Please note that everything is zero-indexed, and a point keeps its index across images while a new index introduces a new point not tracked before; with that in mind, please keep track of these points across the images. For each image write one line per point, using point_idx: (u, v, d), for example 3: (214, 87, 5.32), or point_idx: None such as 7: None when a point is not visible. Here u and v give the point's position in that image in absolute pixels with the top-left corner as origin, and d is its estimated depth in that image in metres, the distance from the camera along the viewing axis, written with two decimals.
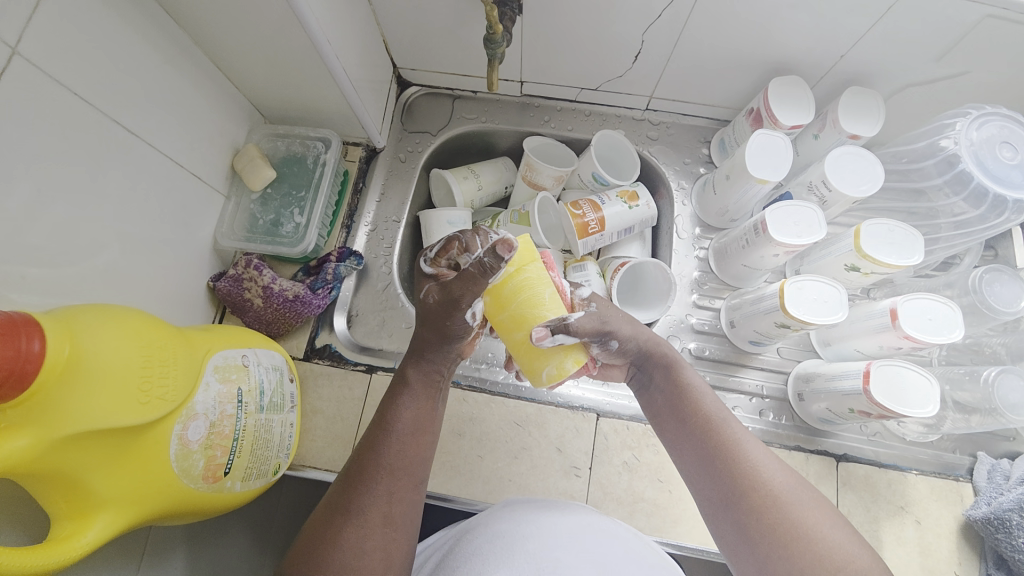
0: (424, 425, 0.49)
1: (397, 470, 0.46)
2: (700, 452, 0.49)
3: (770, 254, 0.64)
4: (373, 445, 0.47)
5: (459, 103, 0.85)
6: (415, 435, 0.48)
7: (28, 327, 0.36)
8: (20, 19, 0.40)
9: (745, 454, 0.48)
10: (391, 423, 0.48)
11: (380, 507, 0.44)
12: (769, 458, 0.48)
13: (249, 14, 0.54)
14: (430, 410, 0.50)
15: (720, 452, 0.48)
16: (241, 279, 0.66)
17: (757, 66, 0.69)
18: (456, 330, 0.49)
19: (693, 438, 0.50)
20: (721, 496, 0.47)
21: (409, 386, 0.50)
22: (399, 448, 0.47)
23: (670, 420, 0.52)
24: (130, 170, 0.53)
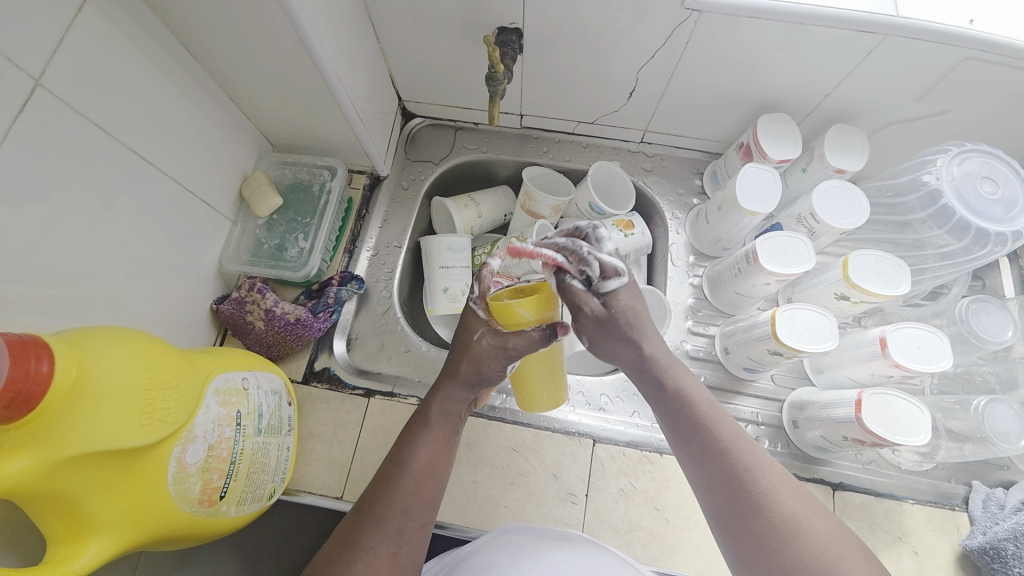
0: (439, 465, 0.49)
1: (409, 510, 0.47)
2: (714, 467, 0.47)
3: (762, 282, 0.66)
4: (389, 483, 0.47)
5: (461, 134, 0.88)
6: (428, 477, 0.48)
7: (38, 349, 0.37)
8: (46, 54, 0.43)
9: (753, 464, 0.47)
10: (407, 461, 0.48)
11: (386, 548, 0.45)
12: (779, 470, 0.47)
13: (262, 50, 0.58)
14: (445, 452, 0.51)
15: (733, 465, 0.47)
16: (244, 302, 0.67)
17: (746, 103, 0.72)
18: (473, 362, 0.52)
19: (704, 452, 0.48)
20: (733, 512, 0.46)
21: (426, 427, 0.51)
22: (415, 489, 0.47)
23: (675, 426, 0.50)
24: (140, 195, 0.55)
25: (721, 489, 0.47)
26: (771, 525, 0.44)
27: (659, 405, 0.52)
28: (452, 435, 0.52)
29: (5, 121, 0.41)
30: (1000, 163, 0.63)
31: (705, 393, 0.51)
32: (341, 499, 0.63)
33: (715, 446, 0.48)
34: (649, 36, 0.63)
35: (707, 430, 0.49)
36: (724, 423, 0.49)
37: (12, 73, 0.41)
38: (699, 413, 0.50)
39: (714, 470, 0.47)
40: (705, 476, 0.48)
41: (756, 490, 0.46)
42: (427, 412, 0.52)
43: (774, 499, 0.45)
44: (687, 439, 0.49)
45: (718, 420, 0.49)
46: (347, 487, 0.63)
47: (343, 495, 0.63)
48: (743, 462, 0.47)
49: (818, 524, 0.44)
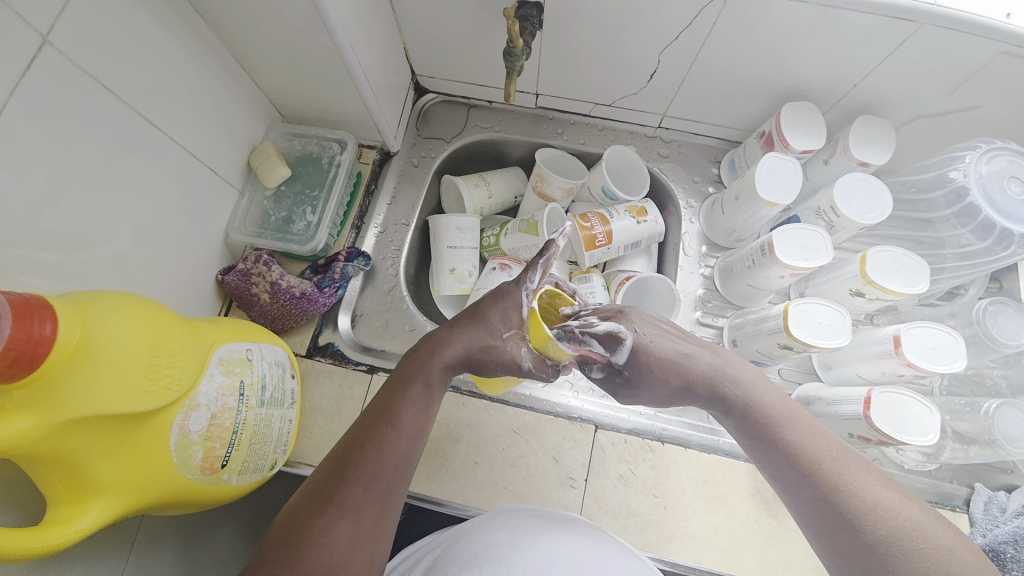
0: (421, 426, 0.49)
1: (388, 469, 0.47)
2: (798, 476, 0.45)
3: (776, 275, 0.65)
4: (372, 441, 0.47)
5: (474, 112, 0.86)
6: (409, 437, 0.48)
7: (42, 310, 0.36)
8: (53, 9, 0.41)
9: (844, 468, 0.44)
10: (392, 420, 0.48)
11: (365, 506, 0.45)
12: (879, 479, 0.44)
13: (275, 16, 0.56)
14: (428, 414, 0.51)
15: (822, 471, 0.44)
16: (250, 273, 0.66)
17: (771, 90, 0.70)
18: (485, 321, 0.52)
19: (786, 462, 0.46)
20: (828, 522, 0.43)
21: (412, 386, 0.50)
22: (395, 448, 0.47)
23: (752, 436, 0.48)
24: (148, 160, 0.54)
25: (813, 500, 0.44)
26: (877, 535, 0.41)
27: (733, 416, 0.50)
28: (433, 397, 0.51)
29: (12, 78, 0.39)
30: None
31: (780, 398, 0.49)
32: None
33: (799, 454, 0.45)
34: (675, 16, 0.61)
35: (789, 439, 0.46)
36: (806, 429, 0.47)
37: (19, 28, 0.39)
38: (779, 420, 0.47)
39: (804, 482, 0.44)
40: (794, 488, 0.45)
41: (852, 498, 0.42)
42: (426, 369, 0.51)
43: (875, 507, 0.42)
44: (765, 449, 0.47)
45: (799, 427, 0.47)
46: None
47: None
48: (835, 470, 0.44)
49: (936, 534, 0.41)
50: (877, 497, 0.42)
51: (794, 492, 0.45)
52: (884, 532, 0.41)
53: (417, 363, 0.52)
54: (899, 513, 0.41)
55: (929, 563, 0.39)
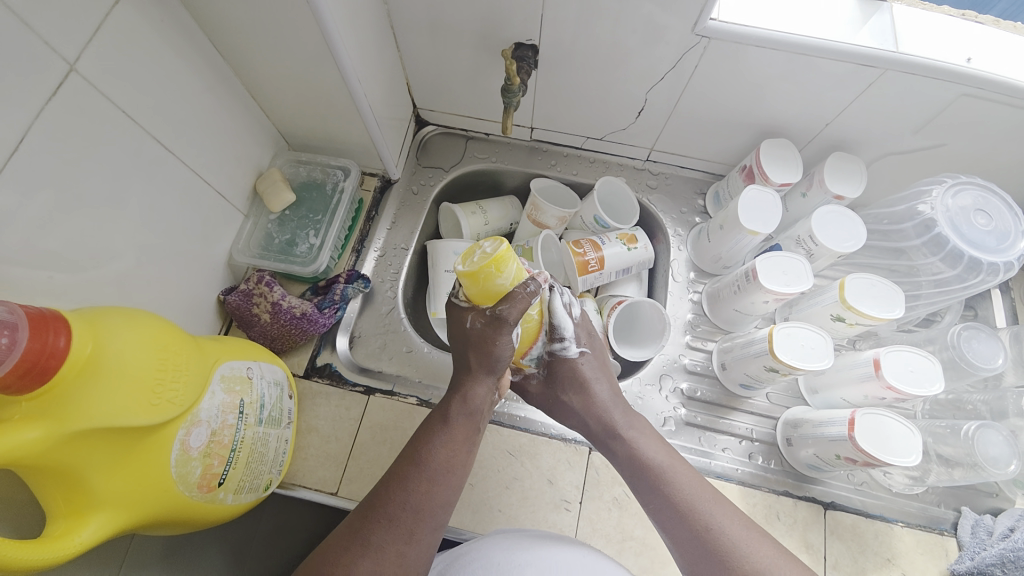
0: (455, 466, 0.50)
1: (424, 509, 0.47)
2: (676, 520, 0.49)
3: (760, 300, 0.67)
4: (404, 479, 0.48)
5: (472, 143, 0.90)
6: (446, 472, 0.49)
7: (57, 323, 0.37)
8: (82, 40, 0.45)
9: (714, 513, 0.49)
10: (427, 457, 0.50)
11: (397, 545, 0.45)
12: (746, 527, 0.48)
13: (289, 53, 0.60)
14: (464, 451, 0.51)
15: (693, 514, 0.49)
16: (251, 294, 0.68)
17: (752, 128, 0.74)
18: (499, 354, 0.52)
19: (662, 500, 0.51)
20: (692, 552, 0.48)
21: (451, 424, 0.52)
22: (427, 488, 0.48)
23: (639, 487, 0.52)
24: (158, 183, 0.56)
25: (681, 535, 0.49)
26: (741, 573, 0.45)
27: (622, 469, 0.54)
28: (473, 432, 0.53)
29: (38, 101, 0.42)
30: (995, 197, 0.65)
31: (680, 462, 0.53)
32: (335, 494, 0.63)
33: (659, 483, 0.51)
34: (660, 60, 0.66)
35: (667, 483, 0.51)
36: (682, 480, 0.51)
37: (46, 56, 0.42)
38: (654, 468, 0.52)
39: (654, 494, 0.51)
40: (668, 527, 0.50)
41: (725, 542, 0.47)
42: (449, 405, 0.53)
43: (739, 546, 0.46)
44: (648, 493, 0.51)
45: (677, 473, 0.52)
46: (343, 483, 0.64)
47: (338, 491, 0.63)
48: (698, 505, 0.49)
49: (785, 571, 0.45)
50: (746, 541, 0.47)
51: (652, 512, 0.51)
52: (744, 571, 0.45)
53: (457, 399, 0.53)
54: (755, 556, 0.46)
55: None
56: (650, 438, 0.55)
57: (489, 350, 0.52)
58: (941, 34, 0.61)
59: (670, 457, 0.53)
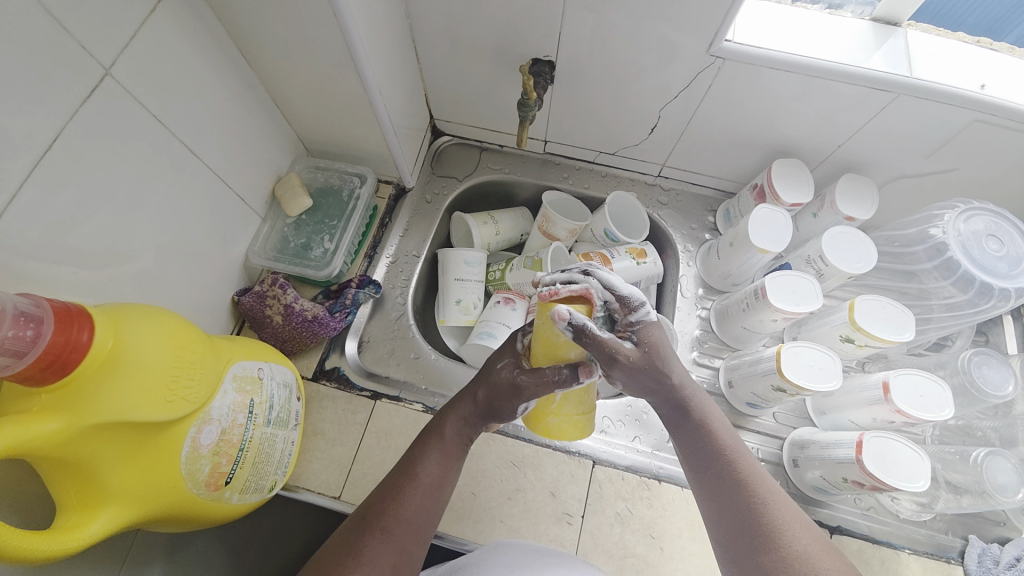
0: (438, 486, 0.53)
1: (408, 525, 0.50)
2: (730, 490, 0.51)
3: (769, 319, 0.67)
4: (395, 493, 0.51)
5: (486, 155, 0.92)
6: (429, 490, 0.52)
7: (81, 319, 0.38)
8: (117, 46, 0.47)
9: (768, 493, 0.50)
10: (414, 473, 0.52)
11: (388, 556, 0.48)
12: (797, 514, 0.49)
13: (312, 63, 0.62)
14: (447, 473, 0.54)
15: (748, 489, 0.50)
16: (265, 296, 0.69)
17: (764, 148, 0.75)
18: (509, 410, 0.57)
19: (719, 471, 0.52)
20: (735, 523, 0.49)
21: (439, 443, 0.55)
22: (412, 506, 0.51)
23: (695, 456, 0.54)
24: (180, 184, 0.58)
25: (730, 509, 0.50)
26: (786, 551, 0.46)
27: (680, 439, 0.55)
28: (457, 453, 0.56)
29: (73, 103, 0.44)
30: (1008, 223, 0.65)
31: (736, 439, 0.54)
32: (338, 498, 0.63)
33: (724, 464, 0.52)
34: (674, 78, 0.67)
35: (725, 459, 0.52)
36: (739, 459, 0.52)
37: (83, 60, 0.44)
38: (715, 446, 0.53)
39: (708, 468, 0.52)
40: (718, 499, 0.51)
41: (773, 521, 0.48)
42: (442, 427, 0.56)
43: (787, 528, 0.48)
44: (705, 465, 0.53)
45: (738, 450, 0.53)
46: (346, 487, 0.64)
47: (341, 495, 0.64)
48: (754, 483, 0.50)
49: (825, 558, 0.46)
50: (791, 524, 0.48)
51: (702, 480, 0.53)
52: (788, 550, 0.46)
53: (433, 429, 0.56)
54: (801, 539, 0.47)
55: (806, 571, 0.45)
56: (717, 415, 0.55)
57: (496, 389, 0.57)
58: (955, 60, 0.62)
59: (729, 434, 0.54)
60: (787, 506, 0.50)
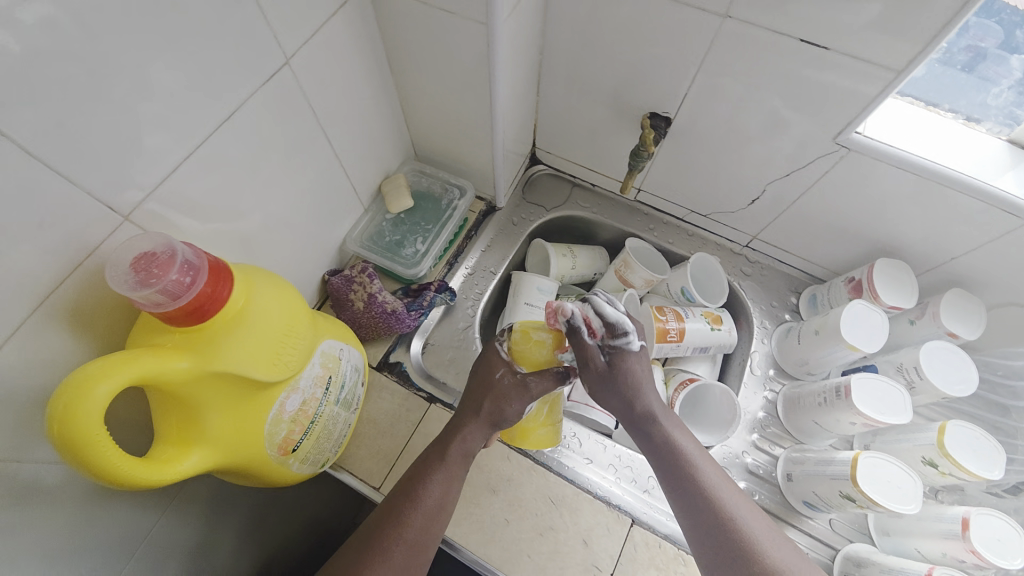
0: (446, 508, 0.56)
1: (416, 546, 0.53)
2: (702, 506, 0.55)
3: (847, 420, 0.65)
4: (399, 519, 0.54)
5: (577, 191, 0.94)
6: (436, 513, 0.55)
7: (225, 274, 0.42)
8: (301, 40, 0.51)
9: (739, 510, 0.55)
10: (418, 498, 0.55)
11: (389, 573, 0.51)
12: (767, 528, 0.54)
13: (451, 83, 0.66)
14: (452, 492, 0.57)
15: (716, 504, 0.55)
16: (352, 280, 0.72)
17: (868, 243, 0.73)
18: (509, 416, 0.60)
19: (689, 485, 0.56)
20: (710, 538, 0.53)
21: (444, 469, 0.57)
22: (414, 528, 0.53)
23: (665, 469, 0.58)
24: (311, 167, 0.63)
25: (704, 524, 0.54)
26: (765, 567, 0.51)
27: (651, 453, 0.60)
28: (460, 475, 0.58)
29: (255, 84, 0.49)
30: None
31: (700, 450, 0.60)
32: (377, 491, 0.65)
33: (686, 467, 0.57)
34: (792, 158, 0.67)
35: (694, 474, 0.57)
36: (706, 472, 0.57)
37: (273, 48, 0.49)
38: (681, 456, 0.58)
39: (677, 480, 0.57)
40: (688, 515, 0.55)
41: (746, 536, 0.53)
42: (444, 447, 0.59)
43: (759, 540, 0.53)
44: (675, 478, 0.57)
45: (705, 464, 0.58)
46: (387, 481, 0.65)
47: (380, 488, 0.65)
48: (723, 497, 0.55)
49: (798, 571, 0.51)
50: (765, 540, 0.53)
51: (673, 493, 0.57)
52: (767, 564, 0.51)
53: (455, 437, 0.59)
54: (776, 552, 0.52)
55: None
56: (682, 428, 0.61)
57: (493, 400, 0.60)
58: None
59: (698, 450, 0.59)
60: (753, 519, 0.55)
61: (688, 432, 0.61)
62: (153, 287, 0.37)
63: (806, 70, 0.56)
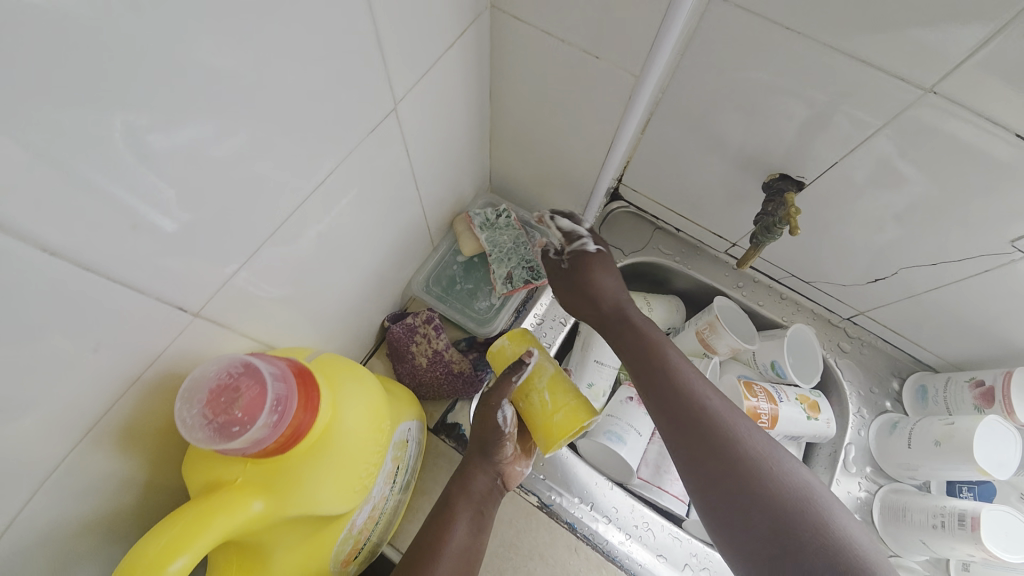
0: (470, 554, 0.51)
1: None
2: (718, 463, 0.47)
3: (962, 551, 0.58)
4: (425, 564, 0.48)
5: (658, 235, 0.84)
6: (462, 556, 0.50)
7: (311, 389, 0.35)
8: (405, 83, 0.42)
9: (768, 462, 0.46)
10: (443, 544, 0.50)
11: None
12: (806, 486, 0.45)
13: (559, 125, 0.57)
14: (476, 534, 0.52)
15: (744, 460, 0.47)
16: (416, 330, 0.64)
17: (1005, 347, 0.64)
18: (490, 436, 0.57)
19: (705, 441, 0.49)
20: (734, 507, 0.45)
21: (458, 508, 0.53)
22: (441, 573, 0.47)
23: (674, 426, 0.51)
24: (391, 215, 0.54)
25: (726, 490, 0.46)
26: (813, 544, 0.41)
27: (656, 410, 0.53)
28: (481, 514, 0.54)
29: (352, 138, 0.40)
30: None
31: (714, 396, 0.52)
32: None
33: (694, 406, 0.51)
34: (942, 250, 0.58)
35: (706, 425, 0.49)
36: (716, 424, 0.49)
37: (375, 95, 0.40)
38: (695, 407, 0.51)
39: (693, 435, 0.50)
40: (709, 481, 0.47)
41: (778, 496, 0.44)
42: (465, 486, 0.55)
43: (801, 501, 0.44)
44: (688, 432, 0.50)
45: (726, 417, 0.50)
46: None
47: None
48: (745, 449, 0.47)
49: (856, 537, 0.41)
50: (811, 506, 0.43)
51: (687, 457, 0.49)
52: (814, 531, 0.41)
53: (474, 466, 0.57)
54: (828, 520, 0.42)
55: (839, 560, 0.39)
56: (696, 378, 0.54)
57: (482, 433, 0.57)
58: None
59: (719, 404, 0.52)
60: (789, 473, 0.46)
61: (710, 388, 0.53)
62: (241, 436, 0.31)
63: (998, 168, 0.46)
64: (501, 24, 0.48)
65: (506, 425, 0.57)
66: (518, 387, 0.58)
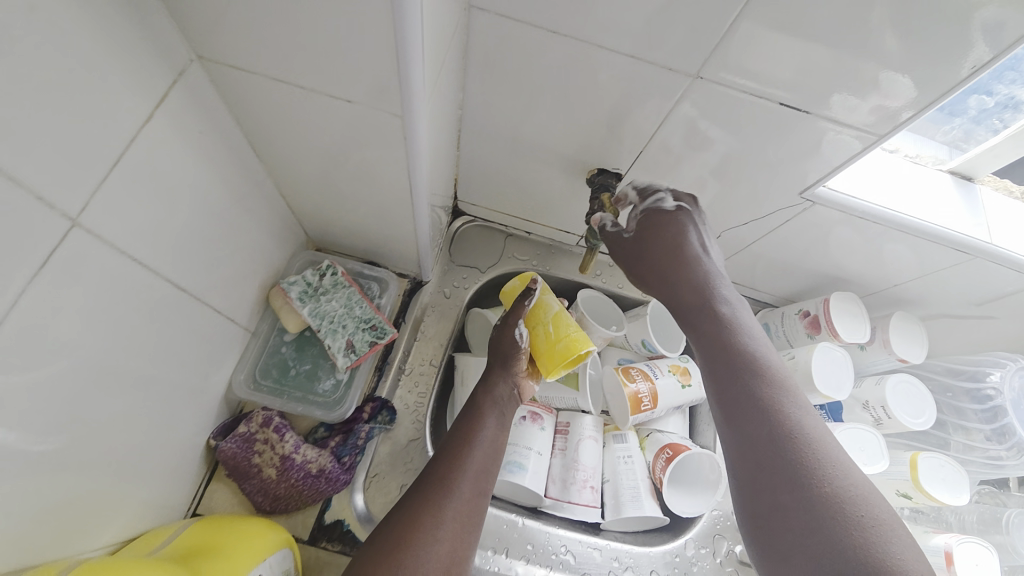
0: (478, 489, 0.52)
1: (466, 508, 0.50)
2: (757, 432, 0.44)
3: None
4: (440, 492, 0.51)
5: (512, 242, 0.80)
6: (478, 476, 0.53)
7: None
8: (94, 181, 0.31)
9: (803, 428, 0.43)
10: (459, 466, 0.53)
11: (441, 540, 0.47)
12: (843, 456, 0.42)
13: (351, 172, 0.48)
14: (493, 453, 0.56)
15: (782, 428, 0.43)
16: (254, 439, 0.54)
17: (819, 277, 0.71)
18: (508, 350, 0.62)
19: (748, 408, 0.45)
20: (769, 478, 0.42)
21: (484, 412, 0.59)
22: (460, 501, 0.51)
23: (732, 400, 0.47)
24: (162, 330, 0.42)
25: (762, 460, 0.43)
26: (844, 515, 0.38)
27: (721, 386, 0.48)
28: (500, 424, 0.59)
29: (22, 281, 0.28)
30: None
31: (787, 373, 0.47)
32: None
33: (757, 378, 0.46)
34: (752, 211, 0.62)
35: (768, 395, 0.45)
36: (767, 395, 0.45)
37: (38, 215, 0.28)
38: (756, 379, 0.46)
39: (739, 403, 0.46)
40: (744, 449, 0.44)
41: (809, 466, 0.41)
42: (478, 414, 0.58)
43: (829, 470, 0.41)
44: (740, 402, 0.46)
45: (782, 385, 0.46)
46: None
47: None
48: (792, 421, 0.43)
49: (880, 503, 0.39)
50: (839, 474, 0.40)
51: (729, 424, 0.46)
52: (845, 508, 0.38)
53: (485, 394, 0.60)
54: (848, 488, 0.39)
55: (865, 534, 0.37)
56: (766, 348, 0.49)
57: (500, 347, 0.63)
58: None
59: (745, 360, 0.48)
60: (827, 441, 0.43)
61: (766, 349, 0.49)
62: None
63: (769, 127, 0.50)
64: (223, 75, 0.38)
65: (523, 341, 0.63)
66: (530, 309, 0.64)
